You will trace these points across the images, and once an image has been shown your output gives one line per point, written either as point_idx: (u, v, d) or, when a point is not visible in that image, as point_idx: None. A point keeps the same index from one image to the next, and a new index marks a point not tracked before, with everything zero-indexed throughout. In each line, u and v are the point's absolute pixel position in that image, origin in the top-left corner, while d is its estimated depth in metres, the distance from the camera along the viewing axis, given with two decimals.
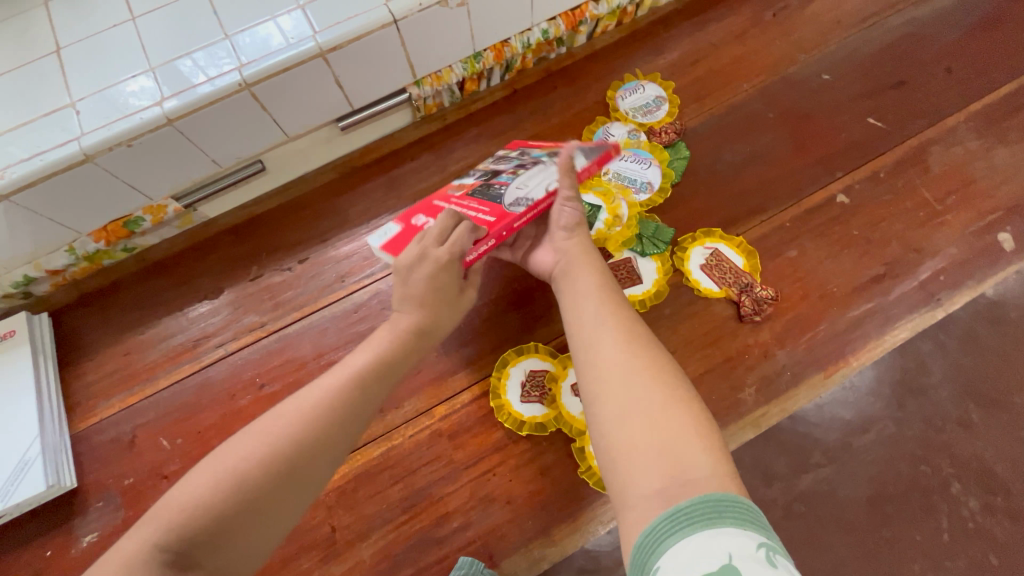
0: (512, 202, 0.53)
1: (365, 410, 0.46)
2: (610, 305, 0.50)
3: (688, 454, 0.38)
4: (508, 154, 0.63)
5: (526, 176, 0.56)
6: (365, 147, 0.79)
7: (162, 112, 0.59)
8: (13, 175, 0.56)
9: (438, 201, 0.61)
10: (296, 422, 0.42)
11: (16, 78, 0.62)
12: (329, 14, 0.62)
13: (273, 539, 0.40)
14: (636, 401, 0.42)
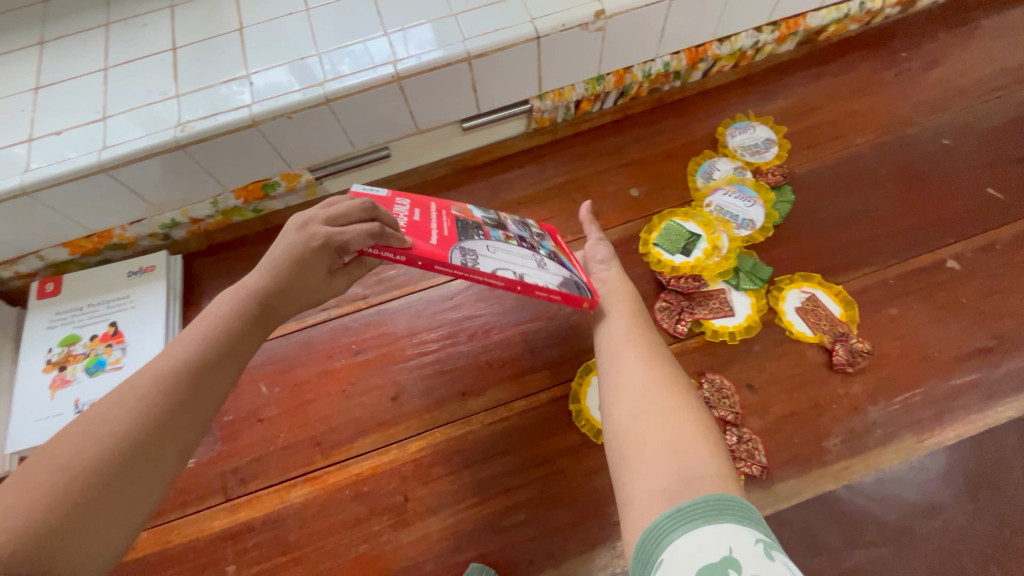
0: (464, 249, 0.53)
1: (229, 367, 0.44)
2: (642, 335, 0.55)
3: (695, 456, 0.41)
4: (526, 229, 0.63)
5: (508, 250, 0.56)
6: (479, 149, 0.84)
7: (323, 92, 0.65)
8: (193, 130, 0.64)
9: (431, 202, 0.59)
10: (130, 412, 0.38)
11: (203, 48, 0.70)
12: (479, 25, 0.68)
13: (128, 526, 0.36)
14: (652, 410, 0.46)
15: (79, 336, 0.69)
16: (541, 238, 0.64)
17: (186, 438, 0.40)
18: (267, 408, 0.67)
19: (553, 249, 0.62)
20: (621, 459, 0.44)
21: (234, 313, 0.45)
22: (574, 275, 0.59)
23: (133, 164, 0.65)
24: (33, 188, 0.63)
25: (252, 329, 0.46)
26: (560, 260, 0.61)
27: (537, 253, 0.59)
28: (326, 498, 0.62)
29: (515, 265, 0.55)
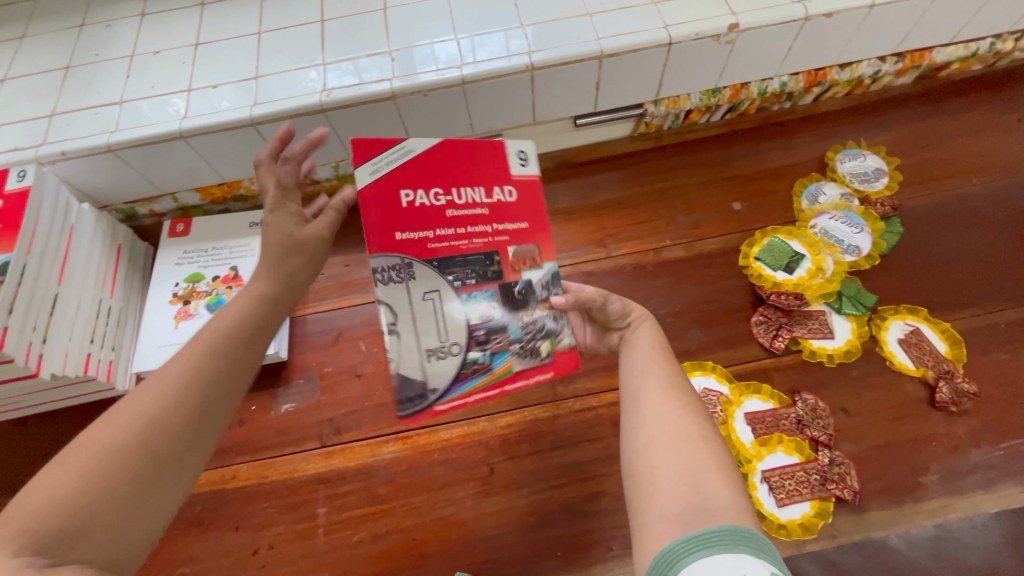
0: (408, 266, 0.48)
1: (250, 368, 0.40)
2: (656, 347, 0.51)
3: (710, 485, 0.38)
4: (534, 340, 0.51)
5: (433, 320, 0.48)
6: (583, 147, 0.86)
7: (460, 74, 0.69)
8: (336, 96, 0.69)
9: (523, 222, 0.52)
10: (174, 393, 0.36)
11: (348, 23, 0.75)
12: (614, 26, 0.70)
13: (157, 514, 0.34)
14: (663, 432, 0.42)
15: (202, 275, 0.74)
16: (516, 356, 0.51)
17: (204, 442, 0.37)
18: (365, 365, 0.71)
19: (491, 377, 0.50)
20: (633, 485, 0.41)
21: (254, 310, 0.42)
22: (437, 396, 0.48)
23: (278, 122, 0.70)
24: (188, 133, 0.69)
25: (272, 326, 0.43)
26: (480, 378, 0.49)
27: (461, 354, 0.49)
28: (416, 459, 0.65)
29: (414, 328, 0.48)
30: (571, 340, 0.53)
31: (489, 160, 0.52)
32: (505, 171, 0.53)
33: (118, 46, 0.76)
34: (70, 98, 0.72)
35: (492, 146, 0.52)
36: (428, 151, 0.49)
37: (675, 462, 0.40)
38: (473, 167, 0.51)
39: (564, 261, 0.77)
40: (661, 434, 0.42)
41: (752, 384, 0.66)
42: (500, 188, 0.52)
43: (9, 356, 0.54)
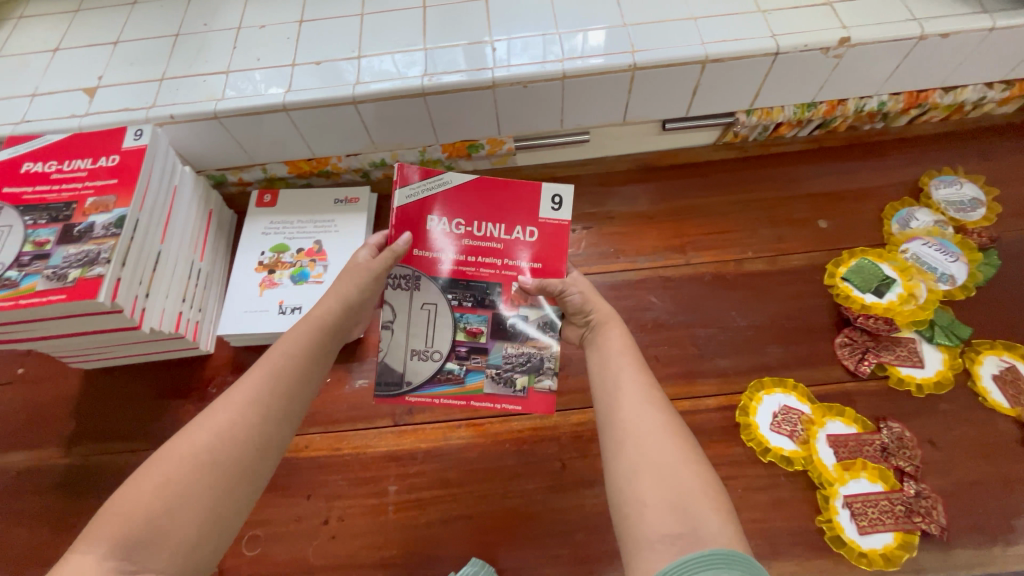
0: (415, 279, 0.61)
1: (305, 390, 0.49)
2: (637, 363, 0.52)
3: (700, 514, 0.40)
4: (512, 372, 0.61)
5: (423, 327, 0.62)
6: (665, 152, 0.86)
7: (561, 69, 0.69)
8: (437, 81, 0.69)
9: (537, 263, 0.61)
10: (240, 415, 0.44)
11: (450, 10, 0.76)
12: (719, 31, 0.70)
13: (225, 519, 0.41)
14: (649, 460, 0.44)
15: (287, 247, 0.75)
16: (490, 380, 0.62)
17: (271, 452, 0.45)
18: None
19: (463, 387, 0.61)
20: (619, 514, 0.43)
21: (302, 345, 0.51)
22: (406, 385, 0.61)
23: (378, 102, 0.70)
24: (291, 106, 0.70)
25: (319, 356, 0.52)
26: (450, 386, 0.61)
27: (441, 361, 0.61)
28: (487, 447, 0.65)
29: (408, 330, 0.61)
30: (550, 386, 0.62)
31: (520, 199, 0.61)
32: (534, 212, 0.61)
33: (226, 18, 0.79)
34: (180, 64, 0.74)
35: (528, 187, 0.61)
36: (462, 186, 0.60)
37: (661, 484, 0.42)
38: (503, 205, 0.61)
39: (642, 264, 0.77)
40: (645, 456, 0.44)
41: (835, 406, 0.64)
42: (523, 228, 0.61)
43: (117, 308, 0.55)
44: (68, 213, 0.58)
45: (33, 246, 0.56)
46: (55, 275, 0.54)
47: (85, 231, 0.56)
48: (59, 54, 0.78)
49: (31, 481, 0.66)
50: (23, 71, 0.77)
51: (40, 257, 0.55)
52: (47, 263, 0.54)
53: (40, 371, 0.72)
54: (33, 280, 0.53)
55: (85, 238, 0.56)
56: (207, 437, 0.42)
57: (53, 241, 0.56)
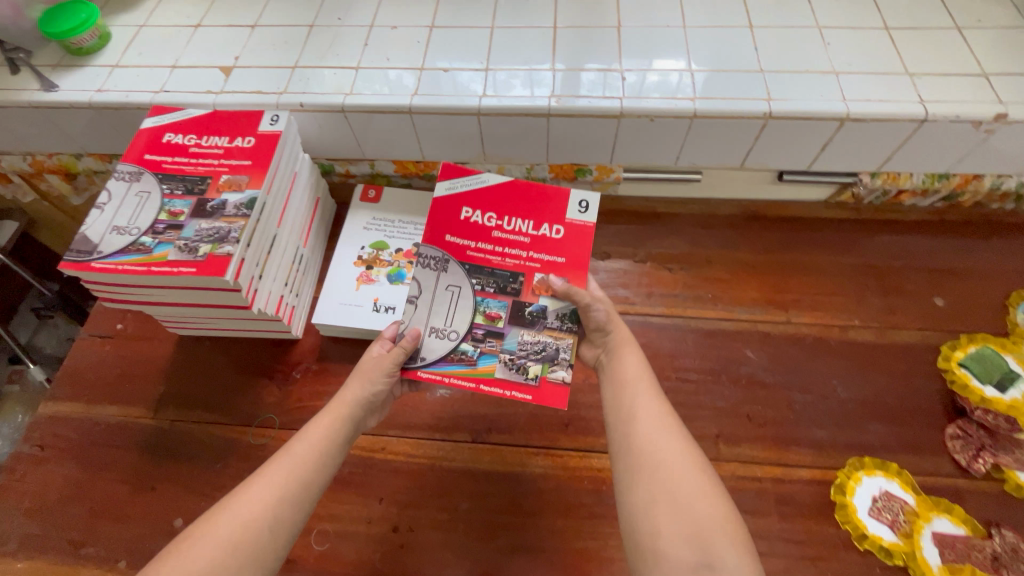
0: (444, 261, 0.64)
1: (320, 479, 0.51)
2: (652, 390, 0.54)
3: (714, 551, 0.43)
4: (526, 359, 0.60)
5: (444, 306, 0.62)
6: (773, 202, 0.83)
7: (692, 107, 0.67)
8: (566, 103, 0.69)
9: (559, 257, 0.64)
10: (264, 501, 0.47)
11: (582, 34, 0.76)
12: (861, 90, 0.67)
13: None
14: (663, 491, 0.47)
15: (386, 245, 0.76)
16: (502, 365, 0.60)
17: (282, 541, 0.46)
18: None
19: (471, 367, 0.60)
20: (634, 540, 0.46)
21: (320, 436, 0.53)
22: (417, 359, 0.60)
23: (501, 116, 0.70)
24: (416, 110, 0.70)
25: (337, 450, 0.53)
26: (462, 365, 0.60)
27: (456, 341, 0.61)
28: (564, 480, 0.63)
29: (429, 307, 0.62)
30: (563, 377, 0.60)
31: (551, 203, 0.67)
32: (563, 213, 0.66)
33: (360, 14, 0.81)
34: (312, 55, 0.76)
35: (559, 194, 0.67)
36: (497, 187, 0.67)
37: (677, 519, 0.45)
38: (533, 204, 0.67)
39: (740, 314, 0.74)
40: (662, 488, 0.47)
41: (943, 501, 0.60)
42: (550, 225, 0.66)
43: (238, 287, 0.56)
44: (202, 187, 0.59)
45: (169, 215, 0.57)
46: (186, 247, 0.55)
47: (217, 207, 0.58)
48: (200, 30, 0.81)
49: (117, 436, 0.67)
50: (166, 42, 0.80)
51: (174, 227, 0.56)
52: (181, 234, 0.56)
53: (141, 330, 0.75)
54: (167, 249, 0.55)
55: (216, 215, 0.57)
56: (228, 519, 0.45)
57: (187, 213, 0.57)
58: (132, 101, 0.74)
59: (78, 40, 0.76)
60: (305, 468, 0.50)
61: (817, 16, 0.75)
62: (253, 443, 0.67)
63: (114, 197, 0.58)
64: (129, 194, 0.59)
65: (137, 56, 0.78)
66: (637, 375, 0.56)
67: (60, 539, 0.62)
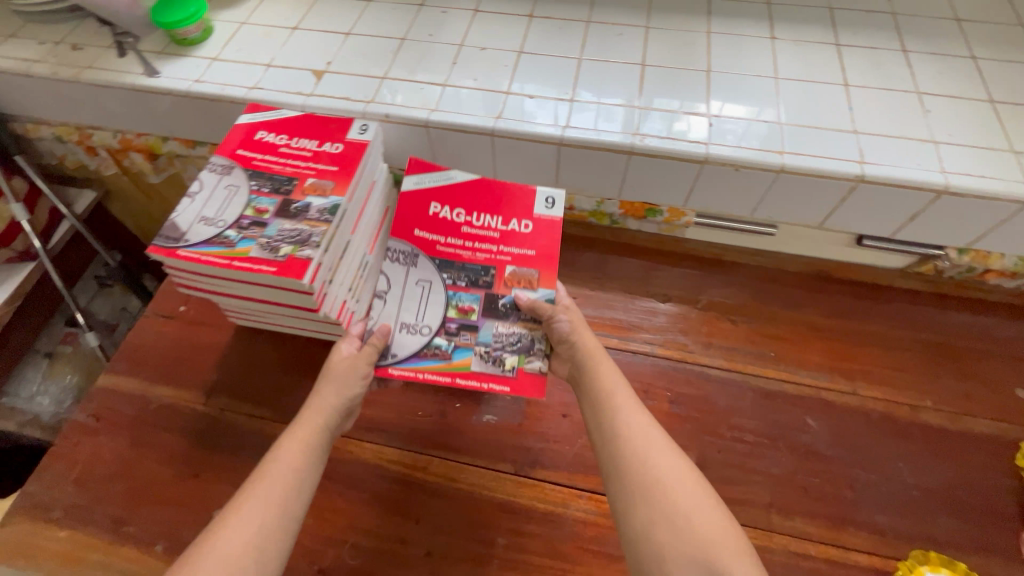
0: (413, 256, 0.67)
1: (302, 488, 0.51)
2: (629, 399, 0.56)
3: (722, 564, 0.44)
4: (501, 351, 0.62)
5: (414, 302, 0.65)
6: (845, 264, 0.80)
7: (781, 161, 0.66)
8: (654, 144, 0.68)
9: (528, 249, 0.67)
10: (244, 524, 0.46)
11: (670, 74, 0.75)
12: (961, 162, 0.65)
13: None
14: (661, 505, 0.48)
15: None
16: (478, 358, 0.62)
17: (278, 550, 0.47)
18: (573, 408, 0.69)
19: (447, 361, 0.62)
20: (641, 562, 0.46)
21: (297, 453, 0.52)
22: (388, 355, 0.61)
23: (582, 149, 0.70)
24: (497, 133, 0.71)
25: (314, 456, 0.53)
26: (437, 361, 0.61)
27: (429, 336, 0.63)
28: (605, 529, 0.61)
29: (400, 304, 0.64)
30: (539, 367, 0.61)
31: (518, 199, 0.70)
32: (530, 209, 0.69)
33: (451, 33, 0.82)
34: (401, 67, 0.78)
35: (525, 190, 0.70)
36: (465, 186, 0.70)
37: (676, 533, 0.46)
38: (500, 201, 0.70)
39: (803, 378, 0.71)
40: (661, 509, 0.47)
41: None
42: (519, 221, 0.68)
43: (311, 291, 0.56)
44: (288, 188, 0.61)
45: (254, 211, 0.59)
46: (268, 245, 0.56)
47: (301, 209, 0.59)
48: (296, 32, 0.84)
49: (166, 418, 0.69)
50: (263, 41, 0.83)
51: (257, 224, 0.58)
52: (264, 232, 0.57)
53: (202, 315, 0.76)
54: (249, 245, 0.56)
55: (299, 216, 0.58)
56: (209, 561, 0.44)
57: (272, 212, 0.59)
58: (226, 95, 0.76)
59: (184, 31, 0.80)
60: (286, 489, 0.49)
61: (916, 81, 0.73)
62: None
63: (205, 187, 0.60)
64: (219, 187, 0.60)
65: (235, 52, 0.81)
66: (614, 388, 0.56)
67: (102, 514, 0.62)
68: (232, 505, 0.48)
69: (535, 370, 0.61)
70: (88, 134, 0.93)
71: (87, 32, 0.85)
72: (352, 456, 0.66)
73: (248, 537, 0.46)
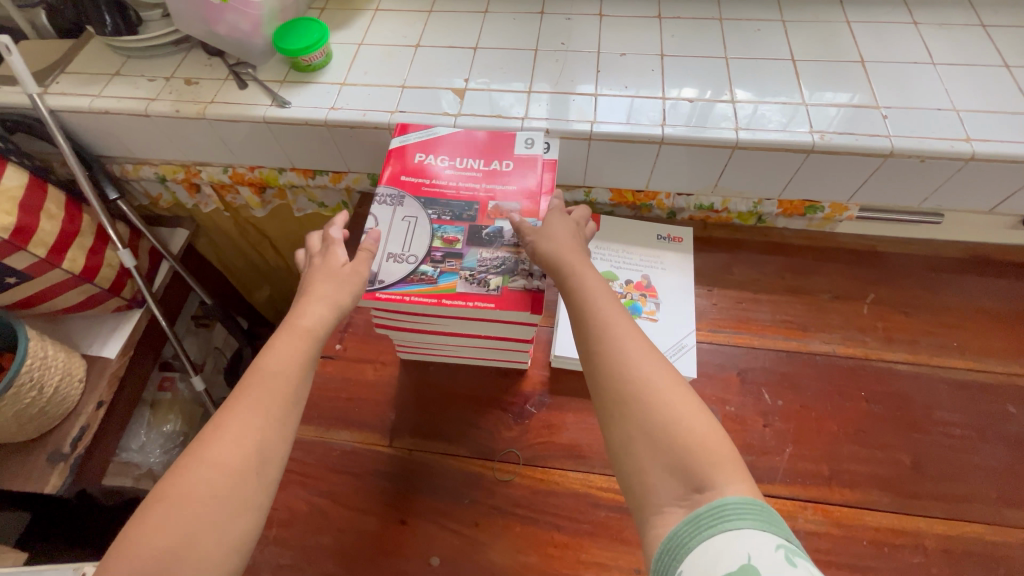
0: (399, 197, 0.62)
1: (300, 400, 0.47)
2: (606, 307, 0.50)
3: (697, 473, 0.41)
4: (487, 272, 0.56)
5: (401, 236, 0.59)
6: (1002, 246, 0.79)
7: (971, 149, 0.64)
8: (833, 140, 0.66)
9: (511, 186, 0.63)
10: (239, 431, 0.43)
11: (824, 66, 0.74)
12: None
13: (236, 521, 0.41)
14: (637, 417, 0.44)
15: (616, 276, 0.75)
16: (462, 279, 0.56)
17: (271, 463, 0.44)
18: (772, 416, 0.67)
19: (429, 286, 0.55)
20: (621, 472, 0.44)
21: (292, 360, 0.48)
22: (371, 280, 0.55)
23: (757, 150, 0.68)
24: (668, 141, 0.69)
25: (312, 367, 0.49)
26: (422, 286, 0.55)
27: (415, 265, 0.57)
28: (842, 538, 0.59)
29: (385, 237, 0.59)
30: (526, 284, 0.55)
31: (501, 144, 0.67)
32: (512, 151, 0.66)
33: (584, 40, 0.80)
34: (544, 80, 0.76)
35: (508, 135, 0.67)
36: (450, 137, 0.68)
37: (655, 445, 0.42)
38: (484, 148, 0.67)
39: (992, 365, 0.70)
40: (639, 417, 0.44)
41: None
42: (502, 161, 0.65)
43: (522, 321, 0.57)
44: (471, 214, 0.61)
45: (444, 242, 0.58)
46: (474, 279, 0.56)
47: (494, 235, 0.59)
48: (420, 50, 0.80)
49: (354, 464, 0.66)
50: (387, 62, 0.80)
51: (453, 256, 0.58)
52: (462, 263, 0.57)
53: (362, 353, 0.74)
54: (453, 279, 0.56)
55: (495, 243, 0.59)
56: (198, 465, 0.41)
57: (463, 240, 0.59)
58: (370, 121, 0.73)
59: (309, 58, 0.76)
60: (283, 399, 0.46)
61: None
62: (497, 479, 0.64)
63: (380, 220, 0.60)
64: (396, 220, 0.60)
65: (363, 75, 0.78)
66: (592, 294, 0.50)
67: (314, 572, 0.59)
68: (230, 406, 0.45)
69: (518, 287, 0.55)
70: (196, 170, 0.89)
71: (196, 63, 0.80)
72: (560, 487, 0.63)
73: (247, 445, 0.43)
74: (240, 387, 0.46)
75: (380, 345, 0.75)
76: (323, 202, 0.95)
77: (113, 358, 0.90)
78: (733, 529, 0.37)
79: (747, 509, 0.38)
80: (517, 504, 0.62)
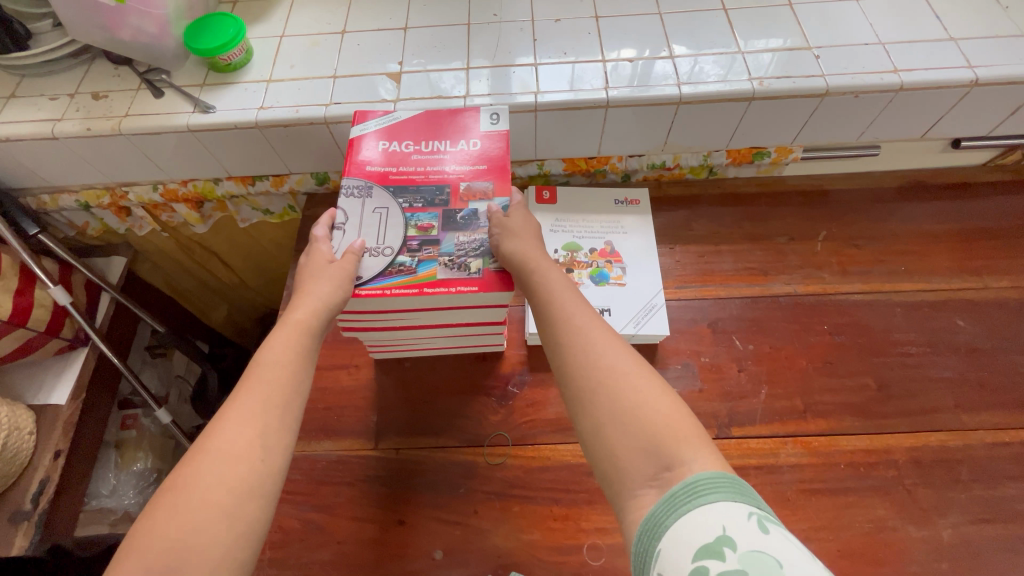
0: (367, 188, 0.58)
1: (298, 398, 0.47)
2: (571, 304, 0.50)
3: (664, 453, 0.41)
4: (466, 255, 0.55)
5: (374, 229, 0.56)
6: (934, 170, 0.84)
7: (899, 80, 0.67)
8: (771, 86, 0.67)
9: (479, 165, 0.60)
10: (241, 426, 0.44)
11: (755, 13, 0.74)
12: None
13: (239, 520, 0.41)
14: (605, 404, 0.44)
15: (579, 245, 0.75)
16: (441, 266, 0.54)
17: (272, 459, 0.44)
18: (746, 361, 0.69)
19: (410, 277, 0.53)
20: (594, 458, 0.44)
21: (289, 355, 0.49)
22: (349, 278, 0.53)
23: (701, 104, 0.69)
24: (614, 104, 0.68)
25: (308, 362, 0.50)
26: (402, 277, 0.53)
27: (392, 256, 0.55)
28: (822, 466, 0.62)
29: (358, 232, 0.56)
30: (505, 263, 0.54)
31: (464, 122, 0.64)
32: (476, 128, 0.63)
33: (516, 9, 0.77)
34: (481, 55, 0.73)
35: (469, 112, 0.64)
36: (413, 119, 0.64)
37: (622, 428, 0.43)
38: (447, 128, 0.64)
39: (937, 283, 0.74)
40: (606, 403, 0.44)
41: None
42: (467, 140, 0.62)
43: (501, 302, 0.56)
44: (443, 197, 0.58)
45: (419, 230, 0.56)
46: (454, 263, 0.54)
47: (469, 217, 0.57)
48: (347, 36, 0.76)
49: (343, 472, 0.64)
50: (314, 52, 0.75)
51: (429, 243, 0.56)
52: (440, 249, 0.55)
53: (334, 360, 0.72)
54: (432, 266, 0.54)
55: (471, 225, 0.57)
56: (203, 460, 0.42)
57: (438, 226, 0.57)
58: (303, 116, 0.69)
59: (227, 56, 0.70)
60: (283, 394, 0.46)
61: None
62: (489, 463, 0.64)
63: (350, 215, 0.57)
64: (367, 213, 0.57)
65: (289, 69, 0.73)
66: (556, 293, 0.51)
67: None
68: (230, 402, 0.45)
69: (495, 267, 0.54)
70: (122, 192, 0.83)
71: (103, 76, 0.73)
72: (553, 461, 0.64)
73: (251, 437, 0.43)
74: (240, 381, 0.47)
75: (351, 348, 0.73)
76: (268, 208, 0.91)
77: (64, 405, 0.83)
78: (707, 503, 0.38)
79: (720, 483, 0.39)
80: (513, 486, 0.62)
